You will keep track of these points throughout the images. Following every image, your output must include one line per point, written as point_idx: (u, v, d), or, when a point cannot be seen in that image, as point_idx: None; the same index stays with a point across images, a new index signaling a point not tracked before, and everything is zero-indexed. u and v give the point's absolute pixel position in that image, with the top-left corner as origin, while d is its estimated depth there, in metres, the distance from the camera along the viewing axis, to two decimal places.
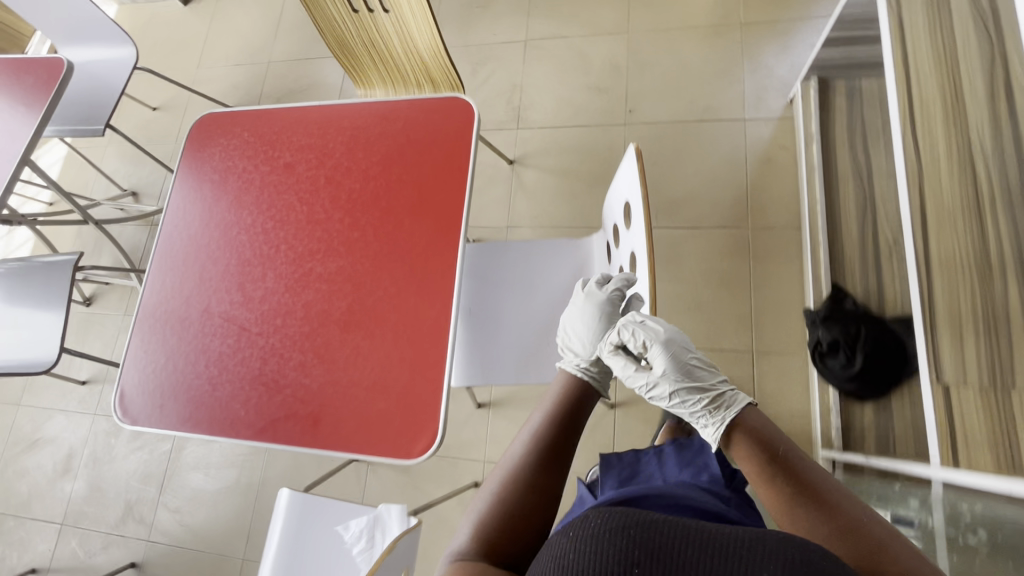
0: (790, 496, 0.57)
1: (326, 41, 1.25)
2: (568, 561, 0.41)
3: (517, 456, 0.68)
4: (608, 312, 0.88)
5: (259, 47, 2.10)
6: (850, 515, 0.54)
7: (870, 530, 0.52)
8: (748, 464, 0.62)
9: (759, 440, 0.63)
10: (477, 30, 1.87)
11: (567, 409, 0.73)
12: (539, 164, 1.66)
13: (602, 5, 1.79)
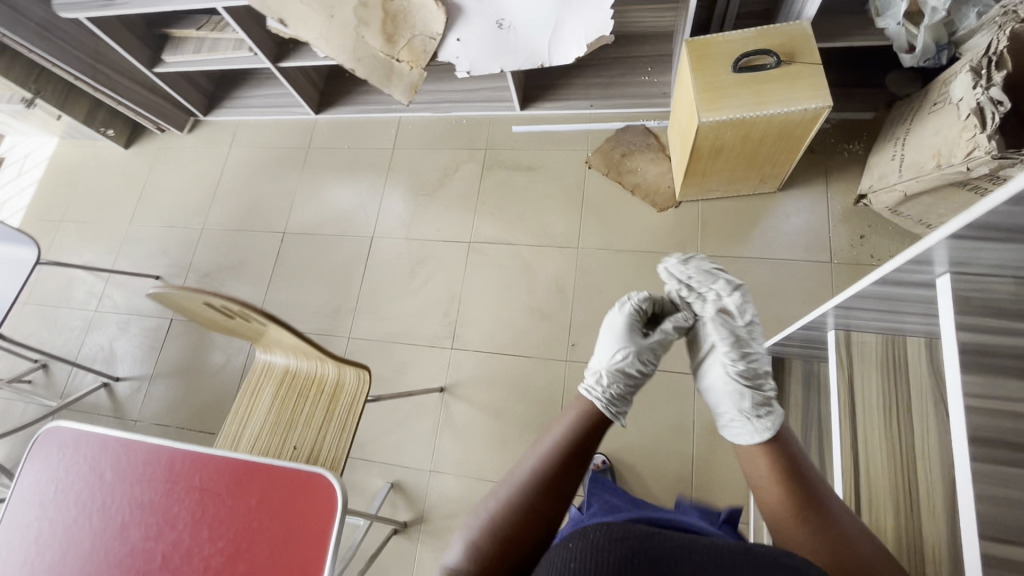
0: (802, 503, 0.70)
1: (209, 329, 1.09)
2: (568, 568, 0.59)
3: (524, 482, 0.71)
4: (630, 329, 0.92)
5: (195, 209, 1.98)
6: (846, 525, 0.68)
7: (862, 542, 0.66)
8: (772, 470, 0.75)
9: (779, 447, 0.77)
10: (420, 222, 1.75)
11: (591, 421, 0.79)
12: (472, 396, 1.51)
13: (553, 210, 1.67)
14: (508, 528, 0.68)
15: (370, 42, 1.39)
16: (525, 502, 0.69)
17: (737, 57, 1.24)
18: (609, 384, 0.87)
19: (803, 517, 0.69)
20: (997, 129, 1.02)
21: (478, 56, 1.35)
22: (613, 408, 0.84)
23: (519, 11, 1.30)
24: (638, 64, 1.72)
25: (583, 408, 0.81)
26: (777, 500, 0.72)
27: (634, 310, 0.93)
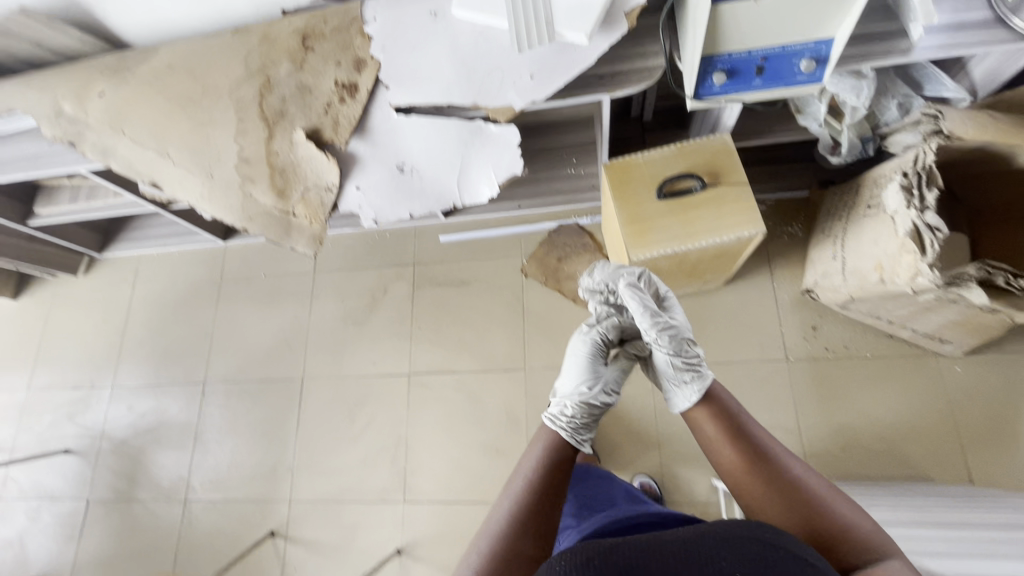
0: (752, 459, 0.68)
1: None
2: None
3: (507, 529, 0.69)
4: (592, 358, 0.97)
5: (102, 364, 1.79)
6: (797, 473, 0.66)
7: (818, 492, 0.64)
8: (713, 430, 0.73)
9: (717, 409, 0.75)
10: (353, 356, 1.61)
11: (561, 452, 0.80)
12: (432, 556, 1.38)
13: (493, 329, 1.56)
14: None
15: (259, 199, 1.24)
16: (516, 547, 0.67)
17: (661, 181, 1.15)
18: (572, 416, 0.89)
19: (754, 472, 0.67)
20: (938, 258, 0.96)
21: (382, 202, 1.22)
22: (577, 435, 0.86)
23: (420, 153, 1.17)
24: (561, 157, 1.52)
25: (553, 443, 0.82)
26: (727, 463, 0.70)
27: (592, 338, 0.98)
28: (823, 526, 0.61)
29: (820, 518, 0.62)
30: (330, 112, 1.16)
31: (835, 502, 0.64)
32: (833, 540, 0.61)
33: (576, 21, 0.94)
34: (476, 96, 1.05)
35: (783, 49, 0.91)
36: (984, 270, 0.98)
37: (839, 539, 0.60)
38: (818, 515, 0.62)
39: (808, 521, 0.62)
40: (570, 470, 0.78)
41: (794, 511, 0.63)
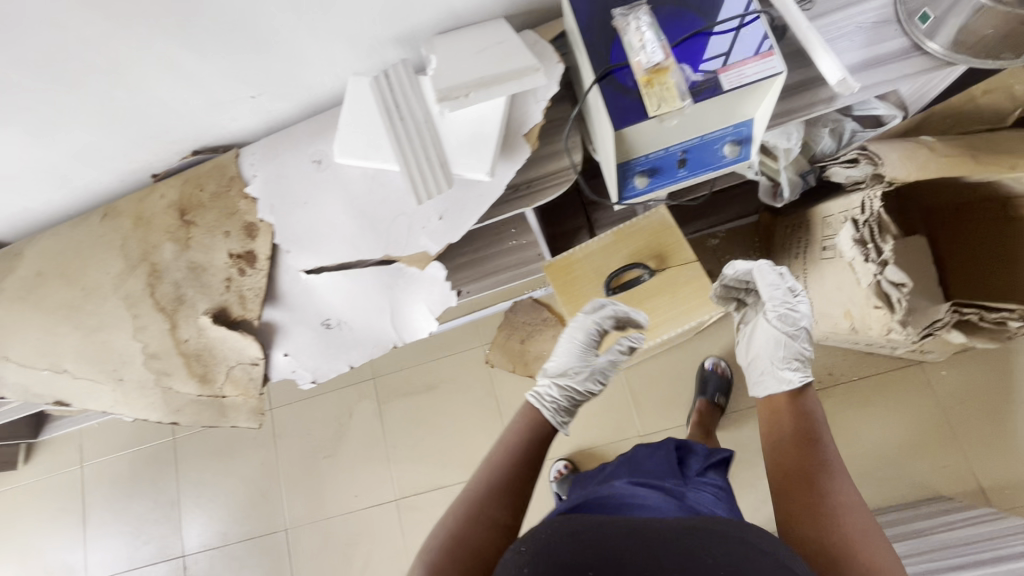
0: (812, 474, 0.67)
1: None
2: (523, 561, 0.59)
3: (484, 496, 0.75)
4: (585, 349, 1.00)
5: (70, 560, 1.65)
6: (847, 503, 0.63)
7: (857, 525, 0.61)
8: (788, 433, 0.73)
9: (801, 418, 0.75)
10: (334, 493, 1.51)
11: (534, 427, 0.86)
12: None
13: (472, 430, 1.48)
14: (471, 542, 0.70)
15: (181, 390, 1.11)
16: (484, 513, 0.73)
17: (606, 275, 1.08)
18: (560, 397, 0.94)
19: (799, 484, 0.67)
20: (907, 317, 0.92)
21: (317, 362, 1.10)
22: (560, 417, 0.92)
23: (343, 305, 1.06)
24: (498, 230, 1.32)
25: (527, 419, 0.88)
26: (782, 463, 0.70)
27: (582, 342, 0.99)
28: (841, 557, 0.59)
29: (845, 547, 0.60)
30: (232, 287, 1.03)
31: (875, 547, 0.60)
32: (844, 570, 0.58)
33: (473, 158, 0.83)
34: (386, 246, 0.93)
35: (702, 139, 0.82)
36: (956, 311, 0.93)
37: (856, 574, 0.58)
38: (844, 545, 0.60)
39: (830, 542, 0.61)
40: (545, 445, 0.85)
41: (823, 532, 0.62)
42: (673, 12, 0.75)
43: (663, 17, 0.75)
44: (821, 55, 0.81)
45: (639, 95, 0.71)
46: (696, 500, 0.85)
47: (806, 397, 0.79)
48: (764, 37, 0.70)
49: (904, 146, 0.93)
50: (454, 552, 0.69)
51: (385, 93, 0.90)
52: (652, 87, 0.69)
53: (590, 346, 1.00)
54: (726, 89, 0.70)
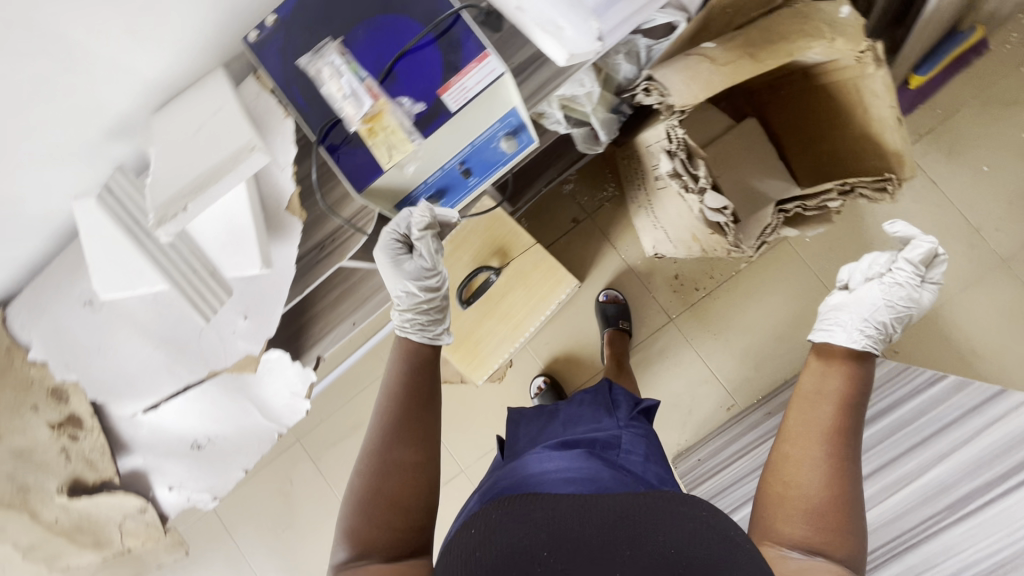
0: (816, 436, 0.72)
1: None
2: (473, 554, 0.50)
3: (382, 442, 0.67)
4: (395, 262, 0.80)
5: None
6: (841, 473, 0.69)
7: (836, 489, 0.67)
8: (820, 390, 0.78)
9: (838, 385, 0.78)
10: (307, 557, 1.51)
11: (418, 356, 0.76)
12: None
13: None
14: (387, 491, 0.64)
15: (80, 562, 1.02)
16: (389, 459, 0.66)
17: (456, 286, 1.03)
18: (416, 314, 0.80)
19: (800, 437, 0.73)
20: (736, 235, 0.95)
21: (206, 480, 1.03)
22: (432, 329, 0.80)
23: (202, 423, 0.98)
24: None
25: (411, 355, 0.76)
26: (797, 422, 0.75)
27: (389, 258, 0.79)
28: (799, 500, 0.68)
29: (808, 498, 0.67)
30: (74, 455, 0.94)
31: (844, 508, 0.66)
32: (786, 519, 0.67)
33: (240, 258, 0.74)
34: (208, 364, 0.86)
35: (474, 146, 0.76)
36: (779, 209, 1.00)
37: (805, 517, 0.66)
38: (808, 497, 0.68)
39: (795, 497, 0.68)
40: (438, 373, 0.76)
41: (796, 486, 0.69)
42: (372, 32, 0.67)
43: (363, 47, 0.67)
44: (540, 35, 0.67)
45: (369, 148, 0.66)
46: (630, 446, 0.79)
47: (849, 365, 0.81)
48: (474, 38, 0.66)
49: (685, 63, 0.88)
50: (377, 507, 0.63)
51: (117, 210, 0.78)
52: (375, 137, 0.64)
53: (398, 258, 0.80)
54: (455, 110, 0.66)
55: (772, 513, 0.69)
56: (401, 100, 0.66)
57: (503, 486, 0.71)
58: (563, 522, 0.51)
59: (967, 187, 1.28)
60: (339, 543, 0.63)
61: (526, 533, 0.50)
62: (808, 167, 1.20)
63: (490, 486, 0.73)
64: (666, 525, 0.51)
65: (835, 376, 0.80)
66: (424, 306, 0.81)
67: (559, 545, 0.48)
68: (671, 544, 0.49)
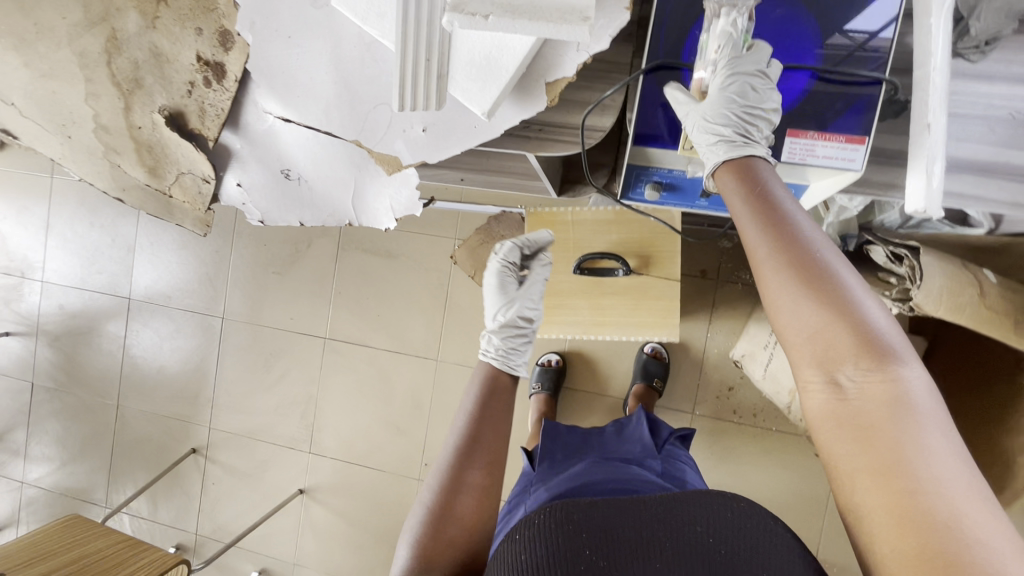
0: (797, 305, 0.52)
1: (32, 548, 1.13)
2: (525, 563, 0.50)
3: (456, 459, 0.68)
4: (502, 283, 0.90)
5: (29, 256, 1.76)
6: (877, 384, 0.49)
7: (891, 412, 0.47)
8: (743, 202, 0.58)
9: (799, 268, 0.53)
10: (272, 306, 1.59)
11: (498, 382, 0.79)
12: (327, 501, 1.56)
13: (412, 310, 1.50)
14: (463, 513, 0.64)
15: (129, 172, 1.04)
16: (464, 480, 0.66)
17: (583, 251, 0.99)
18: (505, 340, 0.86)
19: (812, 342, 0.52)
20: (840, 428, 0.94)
21: (267, 205, 1.05)
22: (512, 359, 0.83)
23: (306, 162, 0.96)
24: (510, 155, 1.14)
25: (495, 380, 0.79)
26: (779, 317, 0.54)
27: (499, 274, 0.90)
28: (873, 416, 0.48)
29: (881, 462, 0.46)
30: (195, 95, 0.92)
31: (927, 421, 0.47)
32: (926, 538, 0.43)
33: (475, 89, 0.68)
34: (359, 134, 0.82)
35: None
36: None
37: (886, 438, 0.47)
38: (894, 459, 0.46)
39: (874, 494, 0.47)
40: (514, 401, 0.78)
41: (863, 462, 0.47)
42: (787, 21, 0.65)
43: (766, 25, 0.66)
44: (916, 170, 0.59)
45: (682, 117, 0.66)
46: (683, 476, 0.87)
47: (760, 222, 0.55)
48: (863, 117, 0.65)
49: (957, 276, 0.79)
50: (446, 525, 0.63)
51: None
52: (697, 116, 0.64)
53: (502, 286, 0.90)
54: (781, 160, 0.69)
55: (886, 530, 0.45)
56: None
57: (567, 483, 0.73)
58: (609, 526, 0.50)
59: None
60: (405, 544, 0.63)
61: (581, 539, 0.50)
62: None
63: (558, 483, 0.76)
64: (705, 511, 0.50)
65: (792, 253, 0.53)
66: (511, 335, 0.87)
67: (609, 549, 0.49)
68: (711, 538, 0.49)
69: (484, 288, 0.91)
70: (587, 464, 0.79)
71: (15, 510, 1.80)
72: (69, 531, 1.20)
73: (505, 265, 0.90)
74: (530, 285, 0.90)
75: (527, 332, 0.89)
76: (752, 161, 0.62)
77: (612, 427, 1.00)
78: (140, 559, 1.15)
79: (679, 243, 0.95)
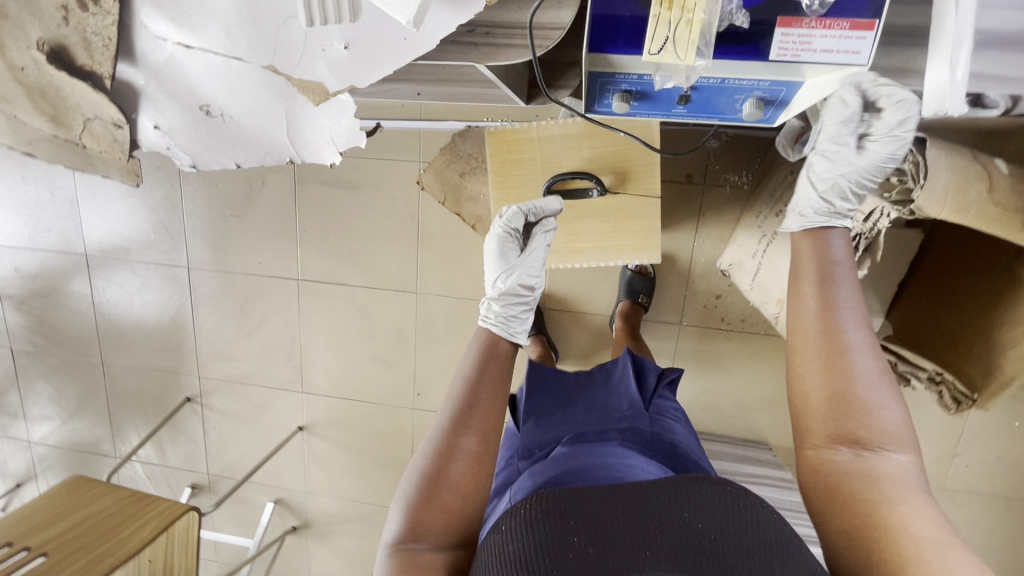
0: (829, 371, 0.64)
1: (40, 513, 1.16)
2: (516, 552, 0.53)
3: (451, 428, 0.69)
4: (502, 250, 0.91)
5: None
6: (876, 423, 0.61)
7: (890, 482, 0.58)
8: (805, 272, 0.71)
9: (832, 341, 0.65)
10: (237, 251, 1.50)
11: (493, 348, 0.79)
12: (328, 435, 1.60)
13: (383, 244, 1.42)
14: (454, 479, 0.67)
15: (29, 123, 0.87)
16: (458, 449, 0.68)
17: (552, 171, 0.98)
18: (504, 307, 0.84)
19: (841, 396, 0.63)
20: None
21: (196, 147, 0.93)
22: (512, 325, 0.82)
23: (224, 94, 0.82)
24: (456, 80, 1.00)
25: (493, 347, 0.79)
26: (810, 372, 0.65)
27: (500, 238, 0.90)
28: (871, 473, 0.59)
29: (880, 512, 0.56)
30: (73, 23, 0.75)
31: (920, 492, 0.58)
32: (905, 550, 0.53)
33: None
34: (273, 58, 0.70)
35: (721, 83, 0.69)
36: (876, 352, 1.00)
37: (881, 492, 0.57)
38: (891, 513, 0.56)
39: (864, 534, 0.56)
40: (513, 364, 0.79)
41: (860, 491, 0.58)
42: None
43: None
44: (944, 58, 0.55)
45: (649, 15, 0.59)
46: (679, 437, 0.82)
47: (814, 296, 0.68)
48: None
49: (965, 171, 0.70)
50: (438, 492, 0.66)
51: None
52: (670, 11, 0.57)
53: (500, 256, 0.90)
54: (771, 58, 0.62)
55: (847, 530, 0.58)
56: None
57: (549, 475, 0.69)
58: (592, 512, 0.53)
59: (988, 428, 1.27)
60: (398, 510, 0.66)
61: (563, 524, 0.53)
62: (906, 314, 1.12)
63: (553, 463, 0.72)
64: (685, 502, 0.54)
65: (830, 321, 0.66)
66: (516, 299, 0.86)
67: (589, 529, 0.52)
68: (698, 523, 0.52)
69: (485, 260, 0.92)
70: (573, 451, 0.74)
71: (30, 465, 1.85)
72: (81, 492, 1.23)
73: (504, 232, 0.90)
74: (534, 252, 0.90)
75: (531, 298, 0.87)
76: (832, 231, 0.74)
77: (599, 373, 0.94)
78: (148, 512, 1.18)
79: (658, 161, 0.96)
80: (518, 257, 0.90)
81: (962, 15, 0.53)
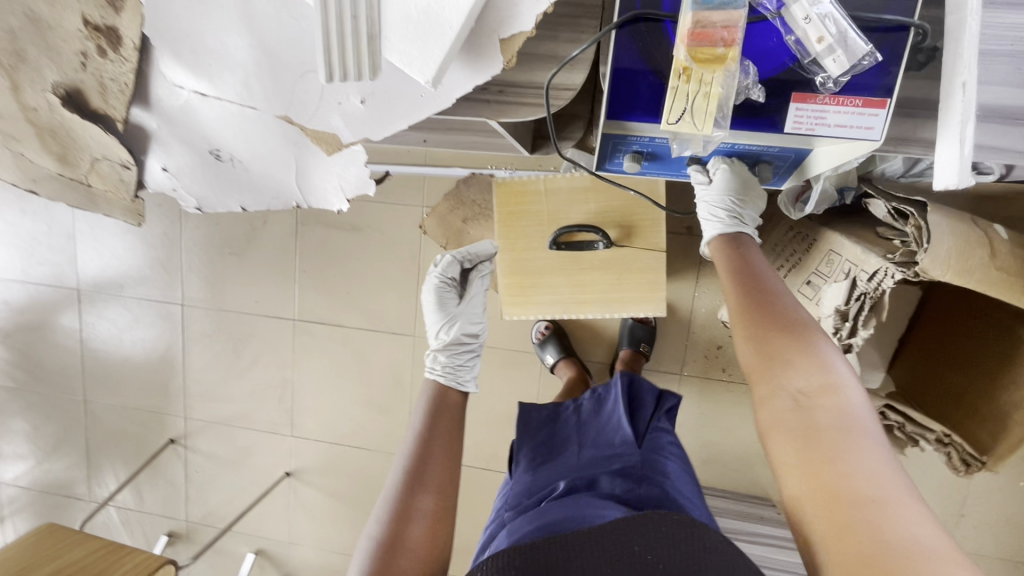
0: (757, 336, 0.68)
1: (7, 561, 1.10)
2: None
3: (404, 488, 0.69)
4: (442, 299, 0.95)
5: None
6: (813, 374, 0.63)
7: (833, 428, 0.59)
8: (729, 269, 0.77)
9: (761, 313, 0.69)
10: (233, 290, 1.48)
11: (443, 399, 0.82)
12: (316, 482, 1.54)
13: (383, 286, 1.42)
14: (412, 543, 0.65)
15: (37, 162, 0.86)
16: (413, 509, 0.67)
17: (558, 222, 0.99)
18: (451, 358, 0.89)
19: (771, 355, 0.66)
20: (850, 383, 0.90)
21: (203, 190, 0.92)
22: (461, 375, 0.87)
23: (234, 139, 0.82)
24: (466, 132, 1.02)
25: (443, 398, 0.82)
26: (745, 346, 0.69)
27: (438, 287, 0.95)
28: (809, 422, 0.60)
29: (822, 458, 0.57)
30: (91, 69, 0.76)
31: (867, 432, 0.58)
32: (842, 491, 0.54)
33: (415, 53, 0.58)
34: (288, 108, 0.70)
35: (731, 148, 0.72)
36: (882, 411, 0.96)
37: (821, 439, 0.58)
38: (831, 458, 0.57)
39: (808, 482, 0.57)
40: (463, 415, 0.81)
41: (800, 445, 0.59)
42: None
43: None
44: (950, 139, 0.57)
45: (668, 85, 0.61)
46: (675, 476, 0.77)
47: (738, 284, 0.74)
48: (885, 74, 0.58)
49: (967, 236, 0.71)
50: (396, 557, 0.64)
51: None
52: (689, 83, 0.58)
53: (441, 304, 0.95)
54: (785, 130, 0.64)
55: (819, 510, 0.55)
56: (748, 67, 0.59)
57: (530, 528, 0.65)
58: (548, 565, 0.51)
59: (994, 487, 1.24)
60: None
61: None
62: (908, 370, 1.12)
63: (539, 514, 0.68)
64: (643, 535, 0.53)
65: (757, 297, 0.70)
66: (458, 347, 0.91)
67: None
68: (652, 555, 0.51)
69: (424, 308, 0.97)
70: (558, 501, 0.70)
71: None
72: (51, 540, 1.17)
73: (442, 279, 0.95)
74: (473, 299, 0.96)
75: (473, 344, 0.93)
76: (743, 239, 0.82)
77: (591, 403, 0.92)
78: (122, 563, 1.12)
79: (662, 215, 0.97)
80: (457, 306, 0.95)
81: (967, 97, 0.55)
